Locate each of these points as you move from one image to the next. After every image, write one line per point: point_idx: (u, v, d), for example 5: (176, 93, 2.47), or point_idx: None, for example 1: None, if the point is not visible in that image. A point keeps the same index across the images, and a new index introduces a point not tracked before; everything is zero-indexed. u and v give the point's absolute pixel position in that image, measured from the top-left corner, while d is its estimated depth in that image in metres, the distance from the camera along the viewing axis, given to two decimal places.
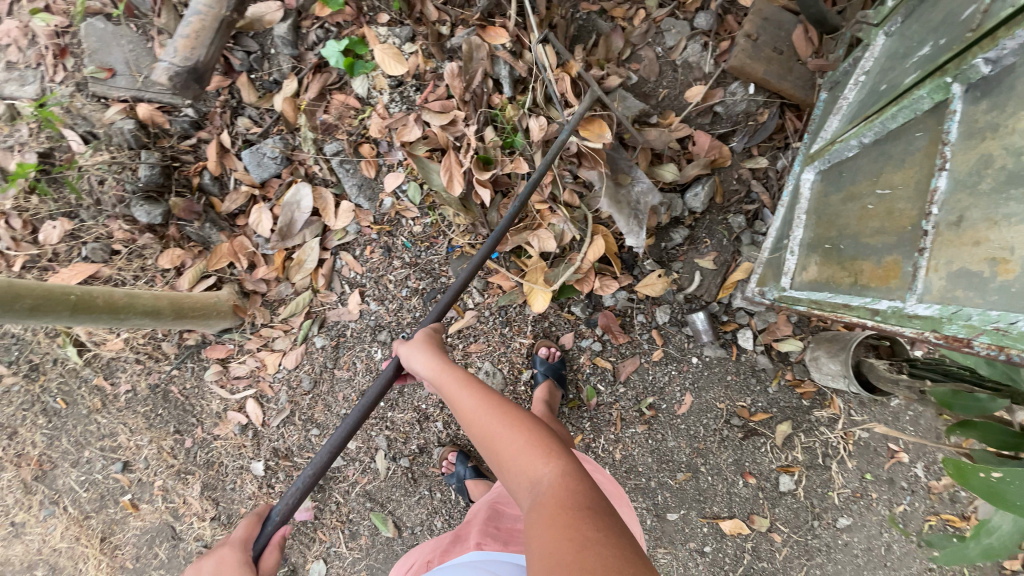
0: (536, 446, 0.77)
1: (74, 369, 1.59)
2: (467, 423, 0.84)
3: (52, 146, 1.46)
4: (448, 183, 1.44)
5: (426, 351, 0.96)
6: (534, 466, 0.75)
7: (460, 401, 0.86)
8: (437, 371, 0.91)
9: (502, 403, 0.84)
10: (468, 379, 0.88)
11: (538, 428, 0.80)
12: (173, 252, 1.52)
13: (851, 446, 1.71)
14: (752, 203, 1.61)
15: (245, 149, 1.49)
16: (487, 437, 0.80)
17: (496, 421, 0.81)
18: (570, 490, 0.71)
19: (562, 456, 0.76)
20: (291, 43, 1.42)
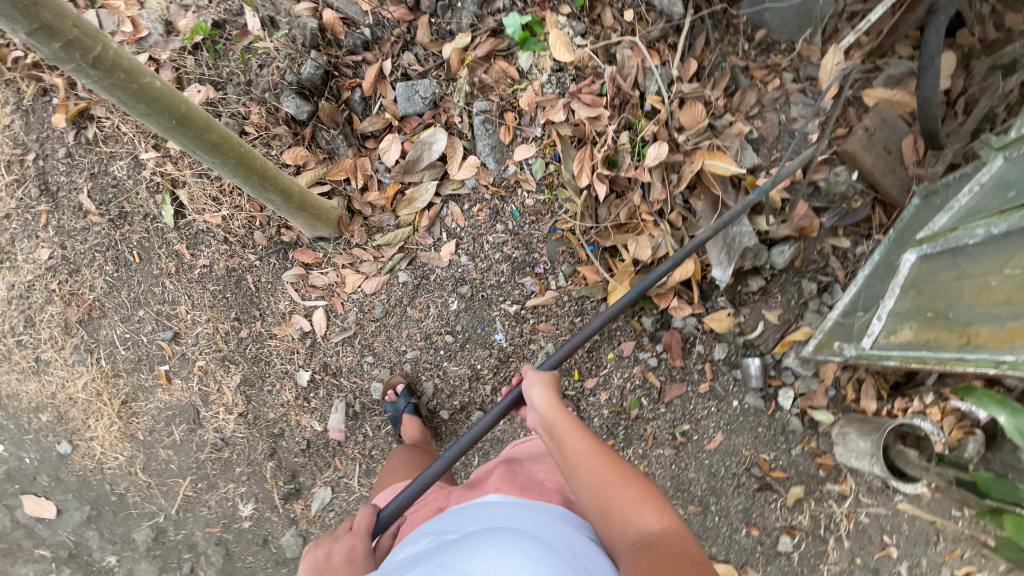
0: (646, 500, 0.82)
1: (161, 230, 1.59)
2: (573, 465, 0.89)
3: (227, 19, 1.52)
4: (578, 172, 1.56)
5: (541, 386, 1.03)
6: (641, 517, 0.79)
7: (570, 441, 0.92)
8: (554, 409, 0.98)
9: (610, 455, 0.88)
10: (580, 426, 0.94)
11: (643, 482, 0.85)
12: (299, 150, 1.57)
13: (852, 527, 1.79)
14: (826, 275, 1.74)
15: (400, 82, 1.58)
16: (596, 482, 0.84)
17: (606, 469, 0.86)
18: (682, 548, 0.75)
19: (668, 513, 0.81)
20: (479, 3, 1.54)
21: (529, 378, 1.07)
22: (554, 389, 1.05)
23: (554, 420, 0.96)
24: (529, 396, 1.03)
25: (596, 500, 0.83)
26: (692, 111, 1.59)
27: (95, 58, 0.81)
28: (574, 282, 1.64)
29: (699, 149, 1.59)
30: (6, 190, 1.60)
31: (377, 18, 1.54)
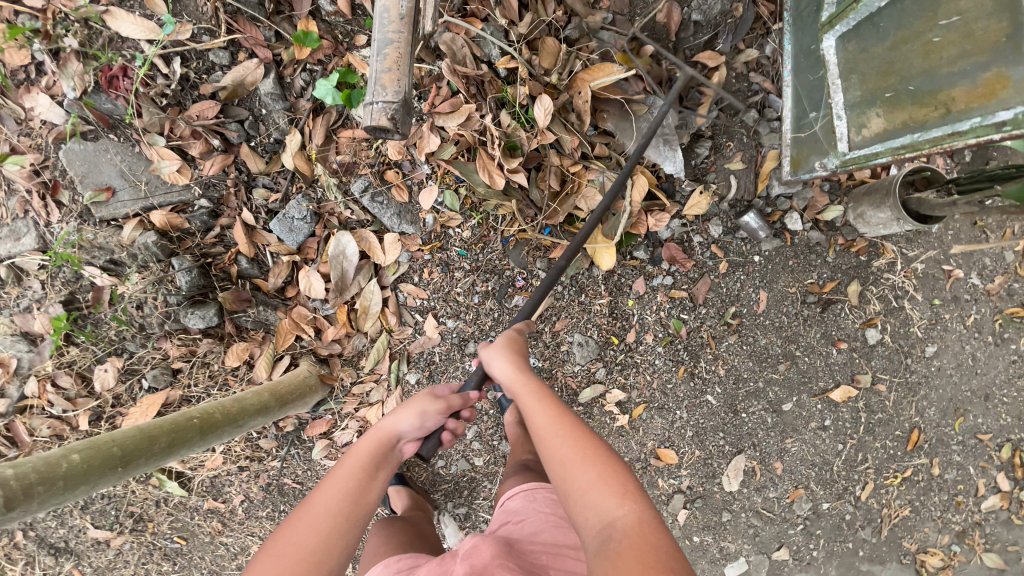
0: (608, 482, 0.80)
1: (181, 502, 1.49)
2: (542, 440, 0.90)
3: (73, 290, 1.34)
4: (490, 179, 1.44)
5: (512, 364, 1.05)
6: (605, 502, 0.78)
7: (538, 423, 0.93)
8: (520, 383, 1.02)
9: (579, 426, 0.89)
10: (544, 398, 0.96)
11: (611, 461, 0.83)
12: (237, 347, 1.44)
13: (914, 280, 1.81)
14: (756, 94, 1.65)
15: (272, 220, 1.42)
16: (559, 461, 0.85)
17: (566, 445, 0.87)
18: (641, 536, 0.74)
19: (636, 499, 0.78)
20: (281, 96, 1.36)
21: (494, 354, 1.10)
22: (520, 359, 1.09)
23: (524, 396, 0.98)
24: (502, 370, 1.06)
25: (563, 483, 0.83)
26: (546, 42, 1.44)
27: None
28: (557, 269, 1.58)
29: (576, 75, 1.47)
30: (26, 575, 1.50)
31: (202, 182, 1.35)
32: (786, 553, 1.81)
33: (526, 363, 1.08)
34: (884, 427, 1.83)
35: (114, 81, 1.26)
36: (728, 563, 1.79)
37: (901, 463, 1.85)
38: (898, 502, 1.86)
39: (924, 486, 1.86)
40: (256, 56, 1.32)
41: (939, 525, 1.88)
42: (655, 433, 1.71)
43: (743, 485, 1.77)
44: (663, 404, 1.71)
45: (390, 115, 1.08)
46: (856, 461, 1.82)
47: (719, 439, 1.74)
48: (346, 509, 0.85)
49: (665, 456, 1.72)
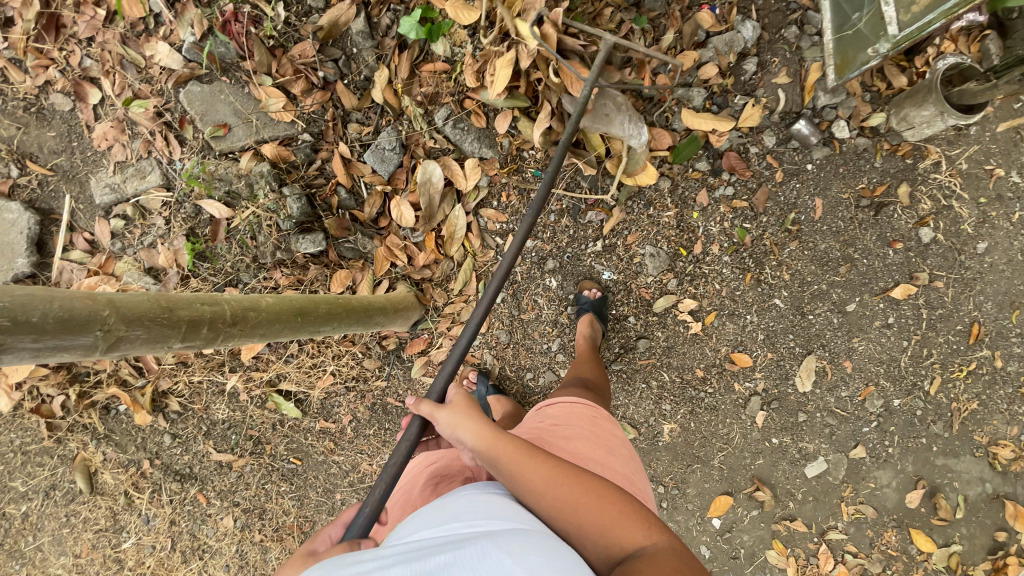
0: (629, 518, 0.74)
1: (296, 425, 1.59)
2: (537, 495, 0.77)
3: (192, 225, 1.46)
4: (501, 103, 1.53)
5: (468, 417, 0.88)
6: (634, 539, 0.72)
7: (530, 480, 0.78)
8: (478, 442, 0.86)
9: (573, 471, 0.79)
10: (524, 446, 0.83)
11: (620, 494, 0.78)
12: (341, 273, 1.57)
13: (960, 180, 1.88)
14: (797, 10, 1.76)
15: (366, 151, 1.54)
16: (564, 506, 0.75)
17: (567, 488, 0.77)
18: (679, 561, 0.69)
19: (656, 525, 0.75)
20: (369, 34, 1.48)
21: (443, 418, 0.91)
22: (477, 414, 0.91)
23: (494, 453, 0.83)
24: (456, 437, 0.88)
25: (581, 528, 0.73)
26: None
27: (224, 318, 0.79)
28: (628, 185, 1.67)
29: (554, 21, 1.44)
30: (155, 504, 1.58)
31: (304, 118, 1.48)
32: (862, 451, 1.88)
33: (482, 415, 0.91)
34: (945, 322, 1.90)
35: (227, 25, 1.38)
36: (809, 463, 1.85)
37: (965, 357, 1.91)
38: (966, 397, 1.91)
39: (989, 379, 1.91)
40: None
41: (1008, 418, 1.90)
42: (728, 339, 1.79)
43: (815, 385, 1.84)
44: (733, 310, 1.79)
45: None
46: (921, 357, 1.89)
47: (790, 341, 1.82)
48: None
49: (739, 360, 1.79)
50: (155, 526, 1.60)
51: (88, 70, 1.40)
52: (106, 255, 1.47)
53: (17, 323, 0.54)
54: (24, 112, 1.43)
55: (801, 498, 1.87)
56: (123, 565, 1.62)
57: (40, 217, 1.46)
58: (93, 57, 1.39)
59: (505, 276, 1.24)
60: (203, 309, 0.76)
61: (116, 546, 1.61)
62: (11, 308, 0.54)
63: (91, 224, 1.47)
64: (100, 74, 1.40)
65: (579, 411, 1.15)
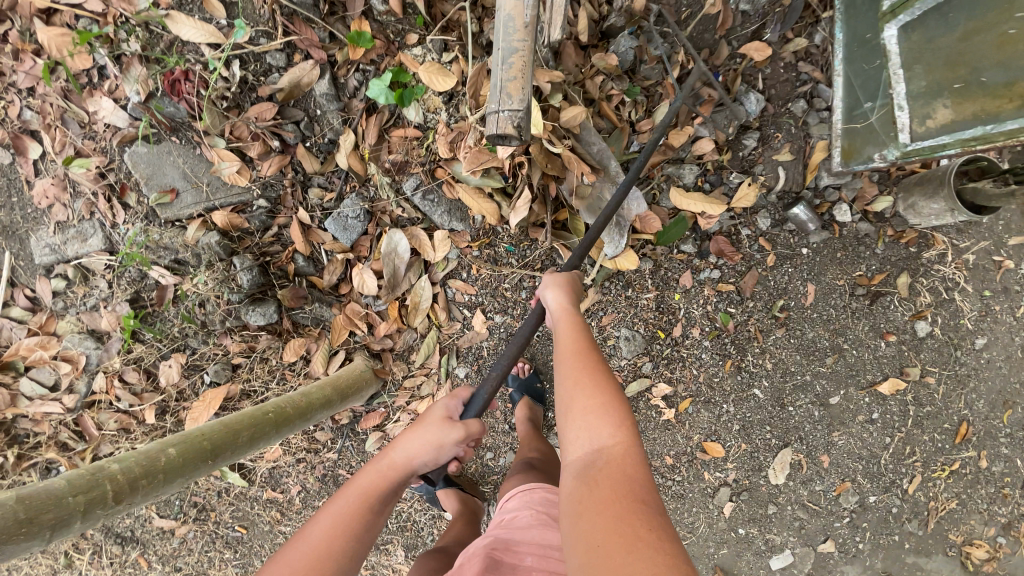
0: (606, 413, 0.80)
1: (242, 493, 1.54)
2: (553, 369, 0.92)
3: (138, 290, 1.38)
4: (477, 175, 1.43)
5: (558, 286, 1.07)
6: (597, 427, 0.79)
7: (560, 347, 0.94)
8: (557, 307, 1.04)
9: (591, 363, 0.88)
10: (573, 326, 0.97)
11: (616, 395, 0.83)
12: (295, 343, 1.49)
13: (965, 272, 1.77)
14: (806, 84, 1.63)
15: (327, 219, 1.45)
16: (565, 381, 0.88)
17: (573, 371, 0.88)
18: (624, 469, 0.73)
19: (629, 433, 0.78)
20: (335, 96, 1.37)
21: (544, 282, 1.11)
22: (572, 294, 1.06)
23: (558, 319, 1.02)
24: (545, 297, 1.08)
25: (568, 406, 0.85)
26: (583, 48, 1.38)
27: (101, 502, 0.85)
28: (607, 266, 1.58)
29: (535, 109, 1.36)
30: (94, 565, 1.53)
31: (260, 183, 1.38)
32: (831, 545, 1.82)
33: (579, 291, 1.08)
34: (932, 420, 1.81)
35: (177, 83, 1.27)
36: (774, 554, 1.80)
37: (949, 456, 1.83)
38: (946, 496, 1.84)
39: (972, 479, 1.84)
40: (311, 57, 1.33)
41: (987, 518, 1.85)
42: (701, 427, 1.71)
43: (788, 478, 1.77)
44: (709, 397, 1.71)
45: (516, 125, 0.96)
46: (903, 455, 1.81)
47: (766, 432, 1.74)
48: (324, 543, 0.80)
49: (711, 449, 1.72)
50: None
51: (29, 123, 1.30)
52: (48, 315, 1.40)
53: None
54: None
55: None
56: None
57: None
58: (33, 109, 1.29)
59: (498, 384, 1.09)
60: (70, 502, 0.82)
61: None
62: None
63: (33, 282, 1.39)
64: (40, 127, 1.30)
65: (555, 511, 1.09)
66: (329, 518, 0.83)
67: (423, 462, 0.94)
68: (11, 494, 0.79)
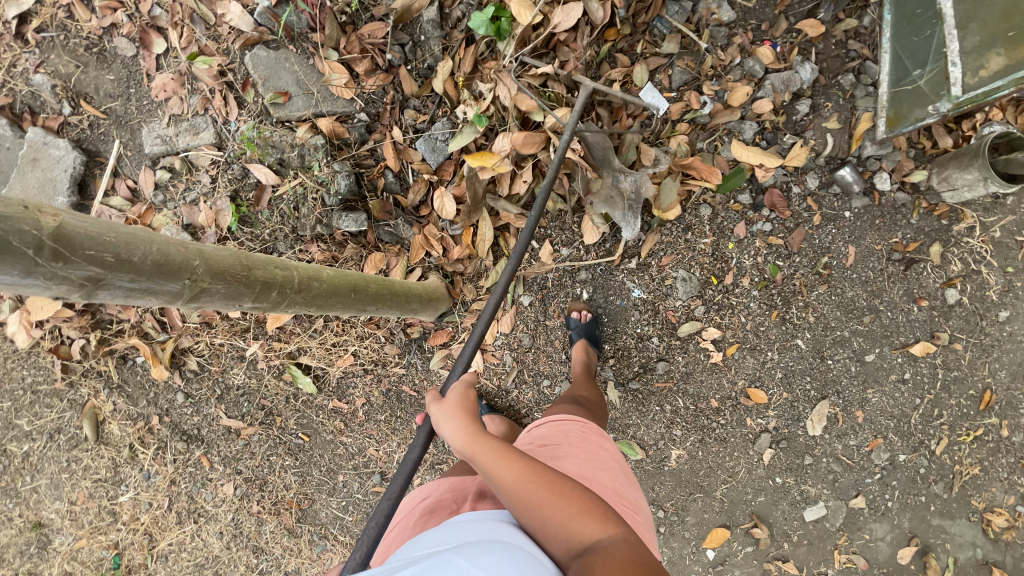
0: (592, 515, 0.78)
1: (309, 400, 1.59)
2: (508, 494, 0.82)
3: (237, 187, 1.46)
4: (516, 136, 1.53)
5: (451, 419, 0.92)
6: (590, 532, 0.76)
7: (502, 474, 0.83)
8: (466, 442, 0.88)
9: (550, 471, 0.83)
10: (501, 446, 0.86)
11: (591, 496, 0.82)
12: (376, 256, 1.57)
13: (990, 247, 1.87)
14: (854, 60, 1.76)
15: (418, 139, 1.54)
16: (536, 505, 0.79)
17: (536, 488, 0.81)
18: (636, 558, 0.73)
19: (614, 523, 0.78)
20: (439, 24, 1.48)
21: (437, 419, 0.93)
22: (469, 417, 0.93)
23: (477, 455, 0.86)
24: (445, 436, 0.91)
25: (548, 526, 0.77)
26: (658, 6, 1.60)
27: (291, 286, 0.78)
28: (657, 218, 1.69)
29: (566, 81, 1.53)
30: (157, 461, 1.56)
31: (363, 98, 1.48)
32: (862, 501, 1.88)
33: (473, 412, 0.95)
34: (959, 385, 1.90)
35: None
36: (809, 506, 1.86)
37: (973, 422, 1.91)
38: (969, 461, 1.92)
39: (994, 447, 1.91)
40: None
41: (1007, 486, 1.91)
42: (746, 373, 1.79)
43: (825, 431, 1.85)
44: (755, 344, 1.79)
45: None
46: (931, 417, 1.90)
47: (806, 383, 1.82)
48: None
49: (755, 396, 1.80)
50: (154, 483, 1.57)
51: (157, 19, 1.39)
52: (147, 206, 1.46)
53: (120, 260, 0.52)
54: (85, 51, 1.41)
55: (796, 540, 1.87)
56: (117, 519, 1.58)
57: (86, 158, 1.44)
58: (163, 7, 1.38)
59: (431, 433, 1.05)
60: (277, 272, 0.75)
61: (112, 498, 1.57)
62: (115, 244, 0.52)
63: (136, 172, 1.46)
64: (168, 24, 1.39)
65: (568, 429, 1.15)
66: None
67: None
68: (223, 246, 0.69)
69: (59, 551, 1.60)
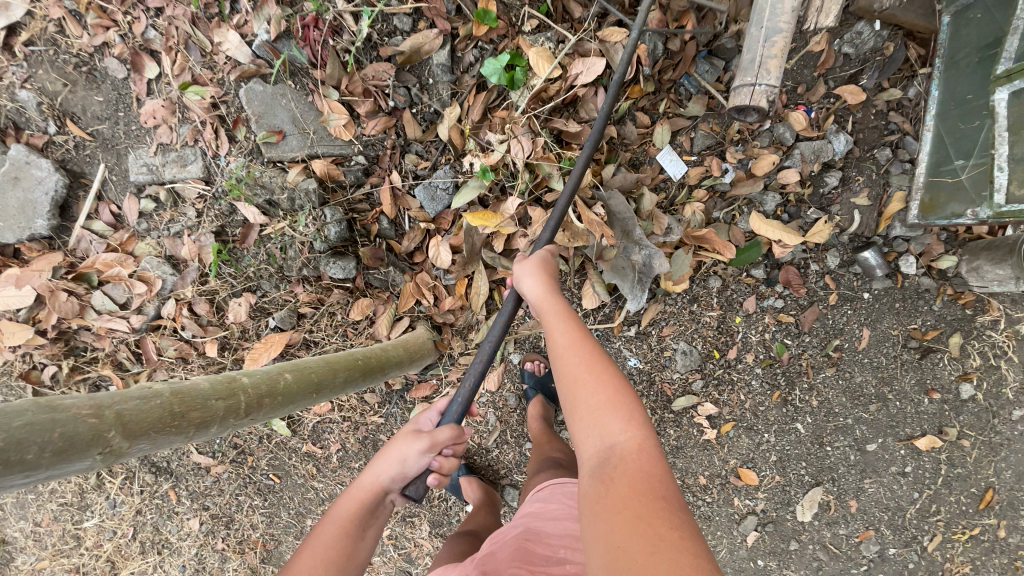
0: (620, 410, 0.75)
1: (283, 443, 1.54)
2: (558, 359, 0.87)
3: (224, 223, 1.39)
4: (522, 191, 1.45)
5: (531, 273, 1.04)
6: (611, 425, 0.74)
7: (558, 339, 0.89)
8: (536, 294, 1.00)
9: (604, 359, 0.83)
10: (568, 322, 0.90)
11: (630, 397, 0.77)
12: (363, 302, 1.50)
13: (1014, 343, 1.76)
14: (893, 134, 1.64)
15: (417, 185, 1.46)
16: (571, 377, 0.82)
17: (580, 367, 0.82)
18: (644, 462, 0.69)
19: (642, 428, 0.73)
20: (450, 68, 1.39)
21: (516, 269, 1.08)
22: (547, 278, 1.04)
23: (545, 313, 0.95)
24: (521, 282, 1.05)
25: (577, 401, 0.79)
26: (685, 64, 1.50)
27: (236, 413, 0.77)
28: (662, 287, 1.59)
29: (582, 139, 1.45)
30: (124, 491, 1.52)
31: (363, 140, 1.40)
32: None
33: (553, 277, 1.04)
34: (961, 482, 1.81)
35: (306, 30, 1.28)
36: None
37: (971, 521, 1.82)
38: (961, 559, 1.84)
39: (989, 548, 1.83)
40: (436, 26, 1.35)
41: None
42: (739, 452, 1.72)
43: (815, 517, 1.77)
44: (752, 424, 1.71)
45: (767, 97, 1.39)
46: (928, 512, 1.81)
47: (801, 468, 1.74)
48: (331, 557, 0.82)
49: (745, 477, 1.72)
50: (120, 512, 1.54)
51: (150, 42, 1.31)
52: (129, 234, 1.40)
53: (10, 462, 0.53)
54: (74, 68, 1.33)
55: None
56: (81, 543, 1.56)
57: (69, 180, 1.38)
58: (158, 29, 1.30)
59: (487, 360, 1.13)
60: (218, 404, 0.74)
61: (77, 523, 1.54)
62: (6, 447, 0.52)
63: (121, 198, 1.40)
64: (162, 48, 1.31)
65: None
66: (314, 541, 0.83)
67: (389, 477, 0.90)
68: (156, 386, 0.69)
69: (22, 568, 1.58)
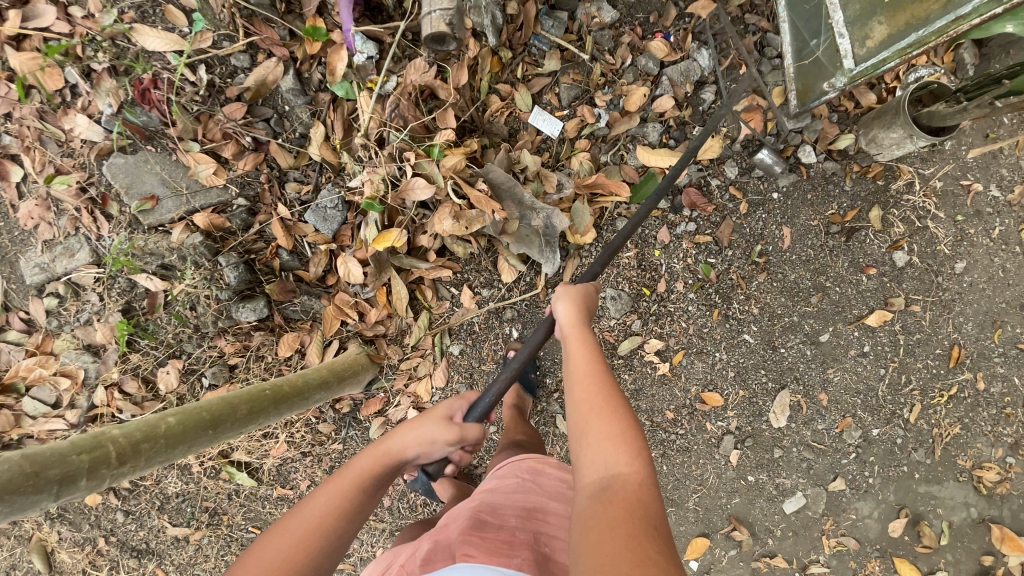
0: (621, 441, 0.82)
1: (252, 493, 1.56)
2: (575, 385, 0.94)
3: (129, 299, 1.41)
4: (406, 188, 1.43)
5: (575, 310, 1.10)
6: (613, 455, 0.80)
7: (577, 367, 0.97)
8: (571, 324, 1.07)
9: (611, 391, 0.90)
10: (587, 355, 0.99)
11: (633, 429, 0.84)
12: (288, 337, 1.51)
13: (934, 199, 1.76)
14: (754, 35, 1.66)
15: (306, 211, 1.46)
16: (585, 406, 0.89)
17: (591, 395, 0.90)
18: (638, 493, 0.75)
19: (643, 462, 0.79)
20: (301, 91, 1.42)
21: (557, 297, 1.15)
22: (585, 313, 1.11)
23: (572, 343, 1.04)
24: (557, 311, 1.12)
25: (584, 430, 0.86)
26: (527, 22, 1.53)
27: (103, 461, 0.90)
28: (573, 242, 1.61)
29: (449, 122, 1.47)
30: None
31: (237, 182, 1.42)
32: (842, 483, 1.82)
33: (589, 314, 1.11)
34: (924, 347, 1.80)
35: (148, 93, 1.33)
36: (786, 499, 1.81)
37: (945, 381, 1.81)
38: (948, 421, 1.82)
39: (971, 403, 1.81)
40: (274, 55, 1.38)
41: (992, 439, 1.81)
42: (697, 377, 1.76)
43: (791, 420, 1.79)
44: (701, 347, 1.75)
45: None
46: (900, 384, 1.81)
47: (761, 376, 1.77)
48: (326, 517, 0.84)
49: (710, 400, 1.77)
50: None
51: (8, 146, 1.36)
52: (43, 334, 1.42)
53: None
54: None
55: (780, 534, 1.82)
56: None
57: None
58: (11, 134, 1.35)
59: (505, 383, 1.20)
60: (76, 459, 0.87)
61: None
62: None
63: (26, 305, 1.42)
64: (20, 150, 1.36)
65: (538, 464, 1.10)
66: (319, 503, 0.85)
67: (415, 454, 1.02)
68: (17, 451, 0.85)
69: None
